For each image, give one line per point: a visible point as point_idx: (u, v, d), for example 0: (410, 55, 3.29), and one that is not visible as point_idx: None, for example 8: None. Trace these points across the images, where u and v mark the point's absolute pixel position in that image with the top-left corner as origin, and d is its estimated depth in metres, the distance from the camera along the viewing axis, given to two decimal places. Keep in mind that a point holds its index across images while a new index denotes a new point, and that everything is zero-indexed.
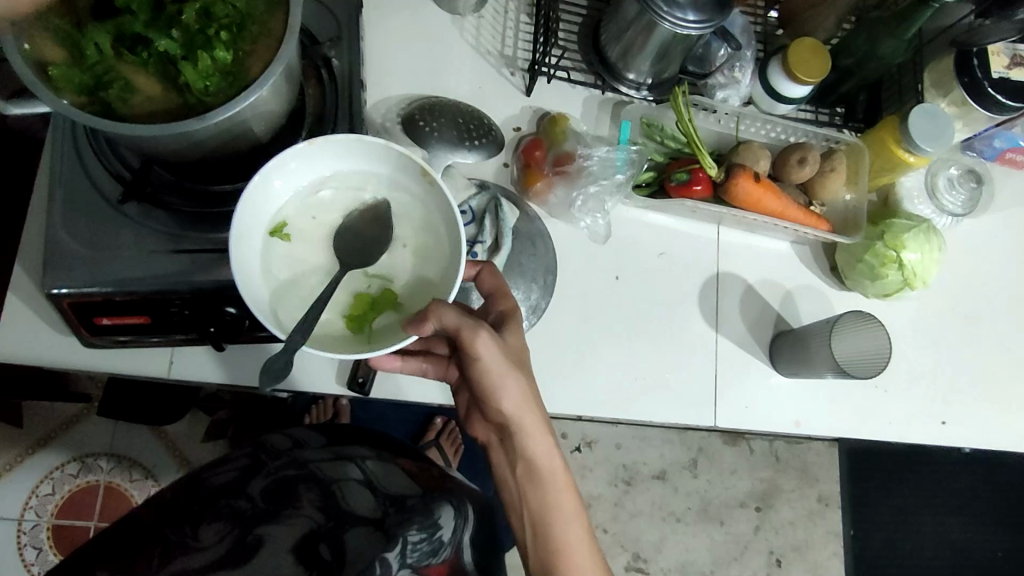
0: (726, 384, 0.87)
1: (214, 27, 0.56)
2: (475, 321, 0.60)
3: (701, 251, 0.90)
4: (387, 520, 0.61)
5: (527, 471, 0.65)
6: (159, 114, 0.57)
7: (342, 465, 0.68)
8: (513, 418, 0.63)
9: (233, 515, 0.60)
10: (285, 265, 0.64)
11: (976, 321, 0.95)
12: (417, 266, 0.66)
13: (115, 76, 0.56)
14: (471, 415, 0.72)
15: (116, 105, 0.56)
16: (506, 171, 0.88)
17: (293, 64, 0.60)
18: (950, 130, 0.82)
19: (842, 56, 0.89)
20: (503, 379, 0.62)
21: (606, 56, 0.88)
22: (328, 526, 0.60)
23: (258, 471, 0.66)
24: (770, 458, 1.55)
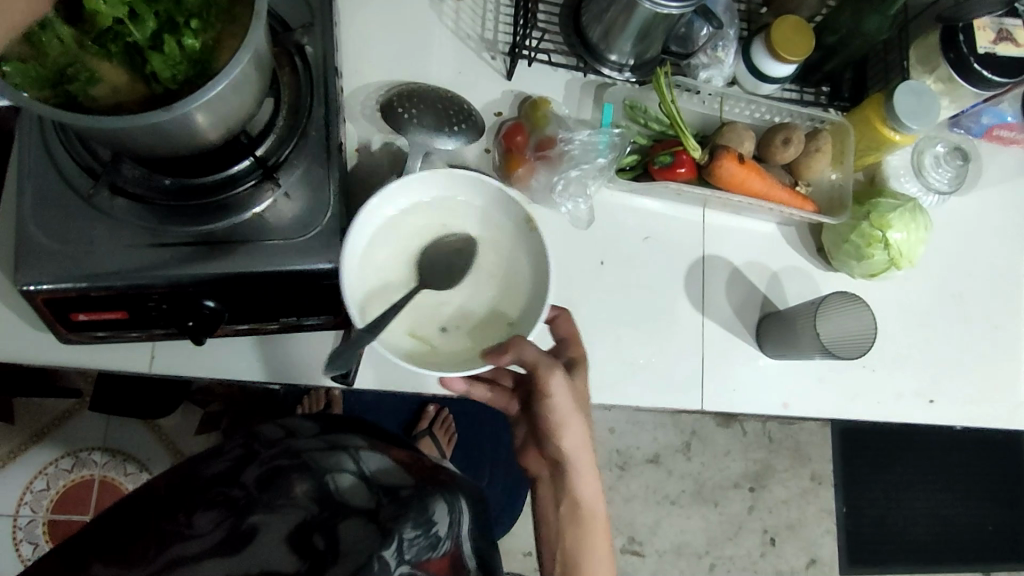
0: (713, 367, 0.87)
1: (184, 15, 0.55)
2: (552, 361, 0.65)
3: (689, 237, 0.89)
4: (382, 511, 0.63)
5: (572, 508, 0.71)
6: (124, 106, 0.56)
7: (336, 455, 0.67)
8: (569, 457, 0.69)
9: (227, 503, 0.60)
10: (373, 272, 0.69)
11: (963, 299, 0.94)
12: (496, 301, 0.72)
13: (80, 67, 0.54)
14: (526, 447, 0.75)
15: (80, 98, 0.54)
16: (488, 156, 0.87)
17: (264, 54, 0.59)
18: (937, 107, 0.81)
19: (826, 34, 0.88)
20: (570, 422, 0.67)
21: (587, 38, 0.86)
22: (322, 516, 0.61)
23: (253, 460, 0.65)
24: (763, 440, 1.56)
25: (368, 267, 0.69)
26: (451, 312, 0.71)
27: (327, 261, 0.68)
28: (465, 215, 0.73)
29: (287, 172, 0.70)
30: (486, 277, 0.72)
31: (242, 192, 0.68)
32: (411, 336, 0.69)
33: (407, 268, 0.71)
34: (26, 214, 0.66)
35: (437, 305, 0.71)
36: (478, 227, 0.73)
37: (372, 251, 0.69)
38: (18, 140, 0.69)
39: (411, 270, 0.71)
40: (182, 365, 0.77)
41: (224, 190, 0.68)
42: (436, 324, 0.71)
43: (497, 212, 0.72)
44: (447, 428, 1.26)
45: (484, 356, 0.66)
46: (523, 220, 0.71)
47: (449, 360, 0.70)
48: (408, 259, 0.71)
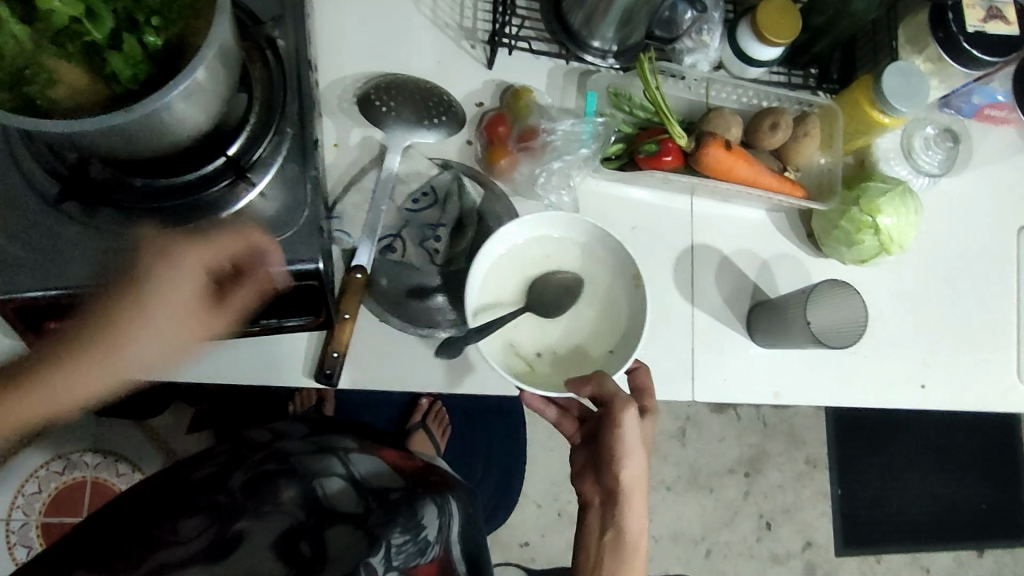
0: (704, 358, 0.85)
1: (144, 12, 0.52)
2: (629, 398, 0.69)
3: (677, 225, 0.87)
4: (370, 517, 0.61)
5: (616, 539, 0.70)
6: (89, 107, 0.54)
7: (326, 459, 0.67)
8: (625, 488, 0.69)
9: (213, 508, 0.59)
10: (489, 289, 0.77)
11: (956, 281, 0.93)
12: (586, 339, 0.78)
13: (36, 68, 0.51)
14: (582, 475, 0.76)
15: (38, 101, 0.53)
16: (470, 148, 0.84)
17: (230, 50, 0.57)
18: (926, 87, 0.79)
19: (813, 15, 0.86)
20: (631, 456, 0.69)
21: (568, 25, 0.84)
22: (309, 522, 0.59)
23: (240, 466, 0.65)
24: (757, 425, 1.55)
25: (484, 285, 0.77)
26: (552, 338, 0.78)
27: (308, 261, 0.67)
28: (571, 251, 0.79)
29: (259, 172, 0.67)
30: (587, 313, 0.78)
31: (216, 192, 0.66)
32: (513, 355, 0.76)
33: (514, 295, 0.78)
34: None
35: (540, 329, 0.78)
36: (582, 260, 0.79)
37: (493, 268, 0.77)
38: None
39: (522, 296, 0.78)
40: (162, 370, 0.76)
41: (198, 190, 0.65)
42: (535, 347, 0.78)
43: (601, 249, 0.78)
44: (440, 421, 1.24)
45: (568, 385, 0.71)
46: (633, 277, 0.77)
47: (550, 380, 0.76)
48: (521, 284, 0.78)
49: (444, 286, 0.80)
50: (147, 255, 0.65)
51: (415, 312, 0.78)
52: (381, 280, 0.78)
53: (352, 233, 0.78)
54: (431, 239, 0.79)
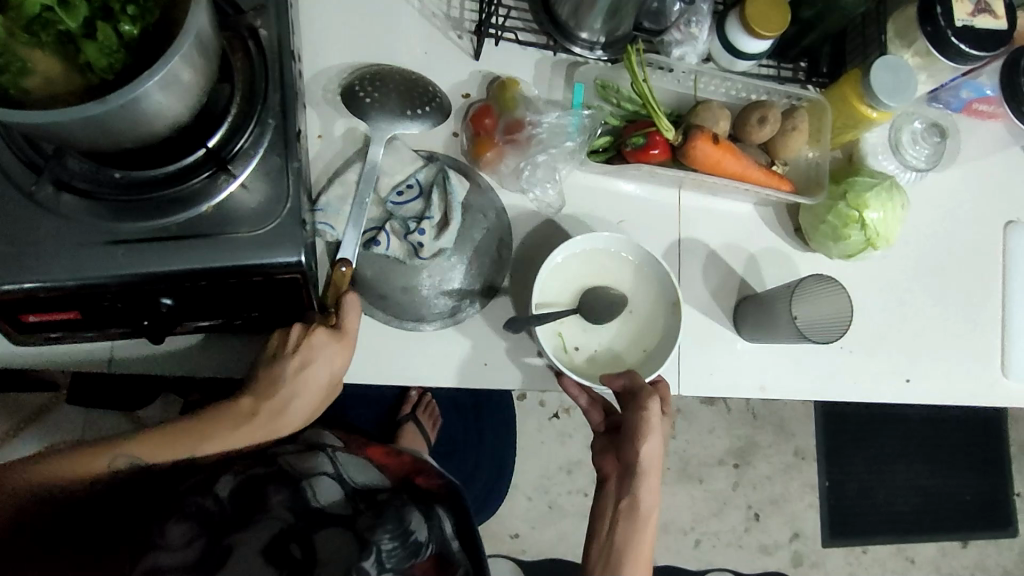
0: (690, 352, 0.85)
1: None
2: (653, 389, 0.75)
3: (664, 220, 0.87)
4: (358, 519, 0.68)
5: (630, 507, 0.74)
6: (61, 99, 0.53)
7: (313, 458, 0.73)
8: (643, 465, 0.74)
9: (202, 517, 0.63)
10: (547, 289, 0.81)
11: (943, 275, 0.94)
12: (623, 345, 0.83)
13: (10, 57, 0.50)
14: (602, 455, 0.79)
15: (12, 92, 0.52)
16: (456, 140, 0.84)
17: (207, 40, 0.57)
18: (914, 82, 0.79)
19: (803, 7, 0.85)
20: (651, 437, 0.74)
21: (556, 16, 0.84)
22: (298, 526, 0.66)
23: (228, 462, 0.67)
24: (747, 416, 1.56)
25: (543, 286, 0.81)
26: (596, 343, 0.83)
27: (290, 254, 0.66)
28: (619, 264, 0.83)
29: (241, 163, 0.66)
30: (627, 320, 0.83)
31: (197, 183, 0.65)
32: (558, 346, 0.82)
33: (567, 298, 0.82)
34: None
35: (583, 332, 0.83)
36: (632, 277, 0.83)
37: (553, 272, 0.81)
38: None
39: (575, 300, 0.82)
40: (143, 360, 0.77)
41: (179, 182, 0.64)
42: (577, 345, 0.83)
43: (651, 272, 0.82)
44: (430, 413, 1.23)
45: (602, 377, 0.77)
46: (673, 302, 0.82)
47: (585, 373, 0.82)
48: (574, 289, 0.82)
49: (432, 280, 0.78)
50: (295, 354, 0.67)
51: (405, 305, 0.78)
52: (365, 272, 0.77)
53: (336, 224, 0.76)
54: (415, 232, 0.76)
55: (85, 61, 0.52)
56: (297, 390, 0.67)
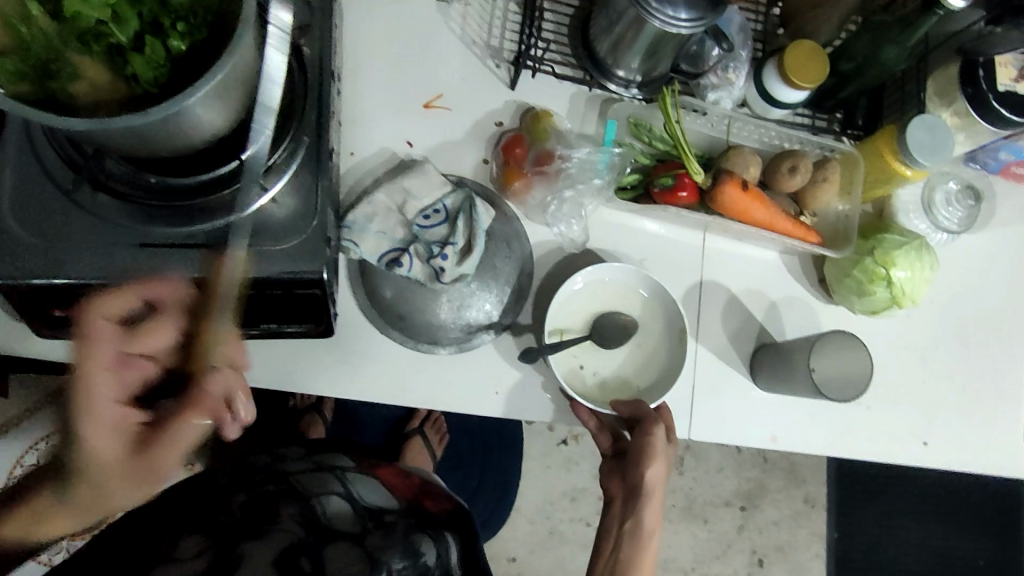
0: (705, 396, 0.84)
1: (169, 18, 0.53)
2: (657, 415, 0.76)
3: (686, 261, 0.87)
4: (368, 537, 0.62)
5: (634, 528, 0.74)
6: (104, 106, 0.54)
7: (322, 478, 0.69)
8: (647, 487, 0.74)
9: (213, 527, 0.61)
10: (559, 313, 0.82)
11: (969, 337, 0.92)
12: (634, 383, 0.83)
13: (63, 64, 0.52)
14: (607, 475, 0.80)
15: (60, 96, 0.53)
16: (485, 168, 0.85)
17: (250, 68, 0.58)
18: (950, 144, 0.79)
19: (842, 60, 0.85)
20: (656, 460, 0.74)
21: (594, 52, 0.85)
22: (308, 541, 0.60)
23: (240, 487, 0.66)
24: (757, 459, 1.53)
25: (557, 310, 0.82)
26: (606, 377, 0.83)
27: (314, 270, 0.67)
28: (632, 296, 0.83)
29: (272, 178, 0.67)
30: (640, 358, 0.83)
31: (227, 194, 0.66)
32: (571, 378, 0.81)
33: (579, 325, 0.83)
34: (6, 211, 0.65)
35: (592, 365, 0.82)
36: (641, 308, 0.83)
37: (568, 300, 0.82)
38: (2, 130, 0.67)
39: (588, 327, 0.83)
40: None
41: (211, 192, 0.65)
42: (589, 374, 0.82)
43: (663, 305, 0.83)
44: (437, 429, 1.22)
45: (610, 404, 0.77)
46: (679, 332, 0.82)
47: (594, 398, 0.82)
48: (587, 316, 0.83)
49: (448, 306, 0.78)
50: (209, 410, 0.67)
51: (416, 329, 0.79)
52: (386, 293, 0.78)
53: (360, 242, 0.76)
54: (438, 258, 0.75)
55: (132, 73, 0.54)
56: (105, 469, 0.63)
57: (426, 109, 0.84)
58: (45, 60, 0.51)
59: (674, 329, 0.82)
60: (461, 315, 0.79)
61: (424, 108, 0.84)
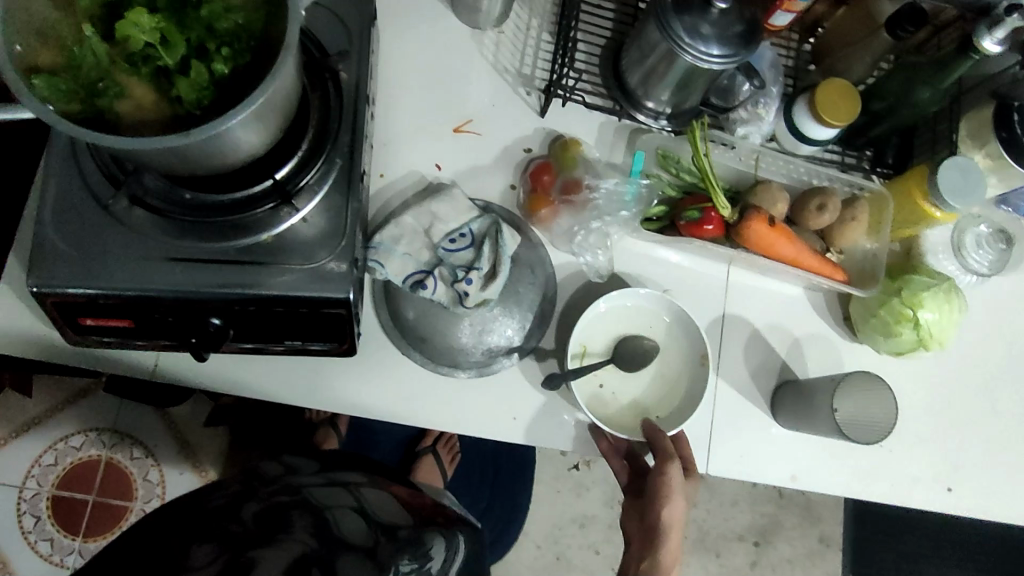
0: (724, 431, 0.84)
1: (215, 44, 0.55)
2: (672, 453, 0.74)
3: (709, 293, 0.86)
4: (379, 549, 0.62)
5: (652, 566, 0.73)
6: (147, 123, 0.55)
7: (334, 493, 0.69)
8: (662, 526, 0.73)
9: (224, 536, 0.60)
10: (583, 336, 0.82)
11: (997, 382, 0.90)
12: (654, 412, 0.82)
13: (110, 83, 0.54)
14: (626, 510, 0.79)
15: (108, 113, 0.54)
16: (513, 193, 0.85)
17: (287, 96, 0.59)
18: (982, 187, 0.78)
19: (874, 100, 0.85)
20: (672, 497, 0.74)
21: (625, 82, 0.86)
22: (321, 550, 0.59)
23: (252, 500, 0.67)
24: (772, 494, 1.51)
25: (581, 332, 0.82)
26: (624, 404, 0.82)
27: (341, 290, 0.68)
28: (655, 321, 0.83)
29: (305, 198, 0.69)
30: (660, 386, 0.83)
31: (260, 213, 0.67)
32: (589, 405, 0.81)
33: (602, 349, 0.83)
34: (46, 221, 0.67)
35: (613, 393, 0.83)
36: (663, 335, 0.84)
37: (591, 324, 0.83)
38: (46, 142, 0.69)
39: (610, 351, 0.83)
40: (186, 373, 0.78)
41: (243, 210, 0.67)
42: (608, 399, 0.82)
43: (684, 333, 0.83)
44: (449, 447, 1.23)
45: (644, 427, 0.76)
46: (701, 360, 0.82)
47: (615, 423, 0.81)
48: (610, 340, 0.83)
49: (470, 329, 0.78)
50: None
51: (435, 351, 0.79)
52: (409, 313, 0.79)
53: (386, 263, 0.77)
54: (462, 283, 0.76)
55: (177, 95, 0.55)
56: None
57: (456, 133, 0.86)
58: (96, 81, 0.53)
59: (695, 358, 0.82)
60: (483, 340, 0.79)
61: (454, 132, 0.86)
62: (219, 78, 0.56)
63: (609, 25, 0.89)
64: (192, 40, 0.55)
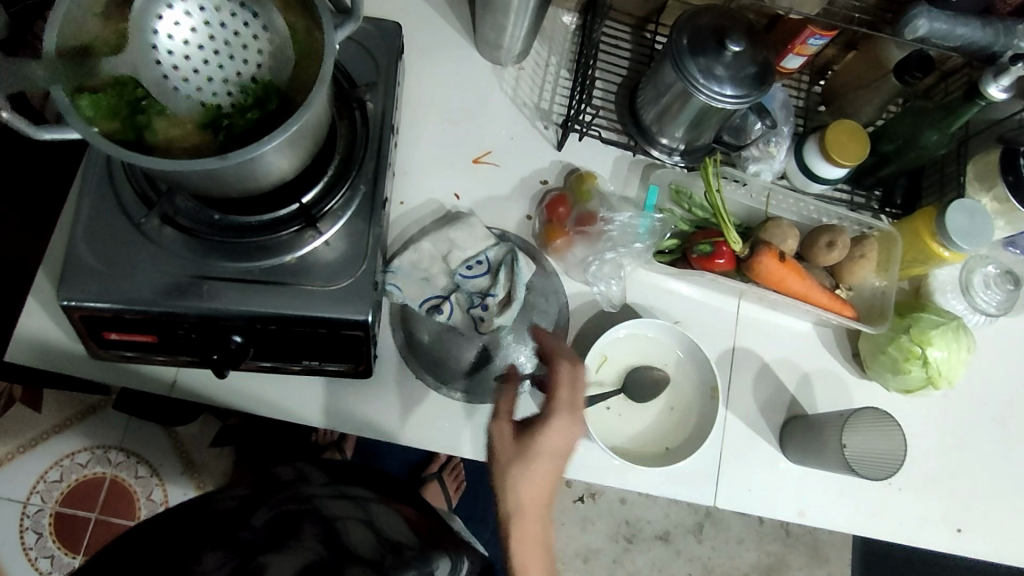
0: (731, 464, 0.84)
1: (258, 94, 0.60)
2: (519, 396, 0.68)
3: (719, 326, 0.88)
4: (386, 563, 0.63)
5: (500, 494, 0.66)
6: (178, 144, 0.58)
7: (343, 505, 0.70)
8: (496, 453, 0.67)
9: (234, 544, 0.60)
10: (596, 364, 0.83)
11: (1006, 423, 0.90)
12: (664, 441, 0.83)
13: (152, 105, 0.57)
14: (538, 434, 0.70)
15: (144, 132, 0.57)
16: (528, 223, 0.87)
17: (315, 129, 0.62)
18: (990, 231, 0.79)
19: (882, 142, 0.87)
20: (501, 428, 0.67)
21: (640, 119, 0.88)
22: (330, 559, 0.61)
23: (263, 505, 0.67)
24: (779, 533, 1.50)
25: (594, 360, 0.83)
26: (633, 434, 0.83)
27: (360, 312, 0.69)
28: (667, 352, 0.85)
29: (328, 222, 0.71)
30: (668, 416, 0.84)
31: (284, 235, 0.70)
32: (599, 433, 0.82)
33: (613, 378, 0.84)
34: (78, 238, 0.69)
35: (620, 419, 0.84)
36: (673, 366, 0.85)
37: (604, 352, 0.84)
38: (84, 163, 0.72)
39: (621, 381, 0.84)
40: (202, 390, 0.79)
41: (270, 232, 0.69)
42: (617, 428, 0.83)
43: (694, 366, 0.84)
44: (455, 475, 1.24)
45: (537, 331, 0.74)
46: (711, 392, 0.82)
47: (624, 452, 0.82)
48: (622, 369, 0.84)
49: (482, 350, 0.82)
50: None
51: (449, 375, 0.81)
52: (423, 336, 0.81)
53: (404, 288, 0.80)
54: (479, 308, 0.79)
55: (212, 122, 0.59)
56: None
57: (475, 164, 0.88)
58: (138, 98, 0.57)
59: (704, 390, 0.83)
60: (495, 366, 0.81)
61: (474, 163, 0.88)
62: (255, 105, 0.59)
63: (625, 64, 0.92)
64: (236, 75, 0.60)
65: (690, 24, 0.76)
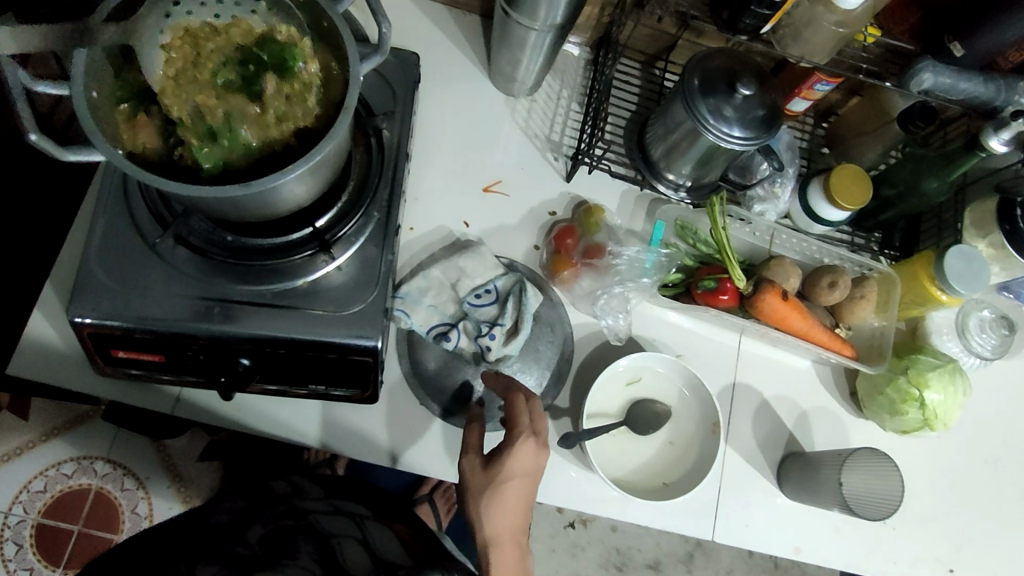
0: (730, 500, 0.84)
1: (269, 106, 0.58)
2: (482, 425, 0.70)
3: (720, 362, 0.89)
4: None
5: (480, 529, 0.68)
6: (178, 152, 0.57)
7: (340, 524, 0.70)
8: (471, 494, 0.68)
9: (229, 561, 0.58)
10: (599, 396, 0.84)
11: (999, 465, 0.92)
12: (664, 474, 0.83)
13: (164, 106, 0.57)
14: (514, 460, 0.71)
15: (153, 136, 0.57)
16: (536, 253, 0.88)
17: (333, 159, 0.62)
18: (986, 272, 0.81)
19: (884, 186, 0.89)
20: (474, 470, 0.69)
21: (648, 154, 0.90)
22: None
23: (256, 520, 0.67)
24: (769, 565, 1.50)
25: (597, 393, 0.84)
26: (633, 465, 0.84)
27: (369, 338, 0.69)
28: (669, 385, 0.86)
29: (341, 248, 0.72)
30: (668, 447, 0.85)
31: (297, 259, 0.70)
32: (600, 464, 0.82)
33: (615, 409, 0.85)
34: (91, 255, 0.69)
35: (621, 451, 0.84)
36: (675, 399, 0.86)
37: (607, 383, 0.85)
38: (100, 180, 0.72)
39: (622, 413, 0.85)
40: (202, 410, 0.79)
41: (282, 254, 0.70)
42: (618, 461, 0.83)
43: (694, 399, 0.85)
44: (445, 497, 1.25)
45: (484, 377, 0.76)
46: (711, 424, 0.83)
47: (625, 483, 0.82)
48: (624, 401, 0.85)
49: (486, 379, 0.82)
50: None
51: (452, 402, 0.81)
52: (431, 363, 0.82)
53: (412, 313, 0.80)
54: (485, 337, 0.78)
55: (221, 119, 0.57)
56: None
57: (485, 192, 0.89)
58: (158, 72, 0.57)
59: (706, 422, 0.84)
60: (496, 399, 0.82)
61: (483, 191, 0.89)
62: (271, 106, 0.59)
63: (635, 100, 0.95)
64: (250, 54, 0.60)
65: (701, 66, 0.77)
